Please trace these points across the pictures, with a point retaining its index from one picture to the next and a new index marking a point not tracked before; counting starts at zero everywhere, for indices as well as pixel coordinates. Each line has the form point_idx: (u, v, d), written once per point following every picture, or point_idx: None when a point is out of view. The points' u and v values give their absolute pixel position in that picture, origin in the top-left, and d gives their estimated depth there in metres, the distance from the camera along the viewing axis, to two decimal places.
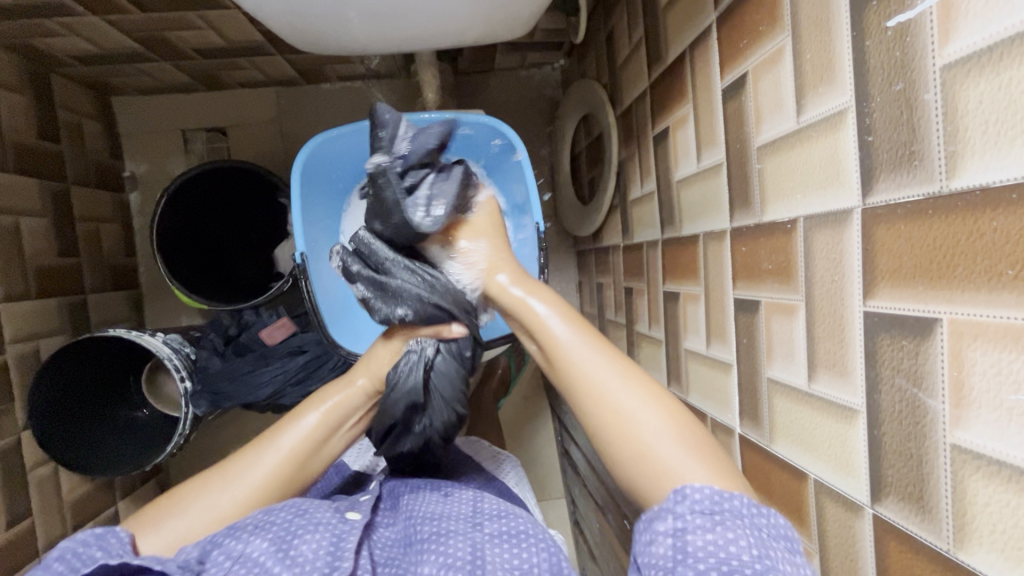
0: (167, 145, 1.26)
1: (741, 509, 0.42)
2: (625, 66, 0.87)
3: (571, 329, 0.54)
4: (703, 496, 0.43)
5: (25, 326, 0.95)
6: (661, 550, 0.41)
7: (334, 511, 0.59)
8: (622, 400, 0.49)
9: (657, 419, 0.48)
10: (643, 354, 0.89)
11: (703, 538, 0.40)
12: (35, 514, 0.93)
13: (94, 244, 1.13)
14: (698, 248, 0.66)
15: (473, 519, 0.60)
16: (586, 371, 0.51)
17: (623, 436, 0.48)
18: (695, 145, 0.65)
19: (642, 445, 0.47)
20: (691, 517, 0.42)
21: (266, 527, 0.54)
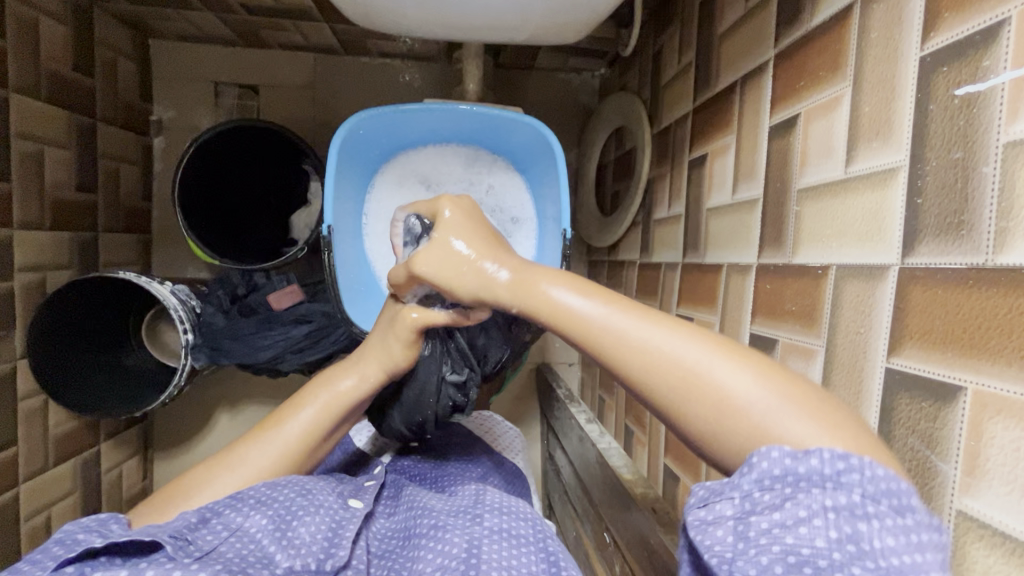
0: (198, 95, 1.25)
1: (822, 471, 0.33)
2: (670, 86, 0.87)
3: (584, 296, 0.47)
4: (774, 462, 0.34)
5: (37, 256, 0.94)
6: (721, 535, 0.34)
7: (336, 497, 0.63)
8: (686, 356, 0.40)
9: (725, 365, 0.39)
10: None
11: (769, 519, 0.33)
12: (20, 443, 0.93)
13: (113, 183, 1.13)
14: (720, 278, 0.67)
15: (473, 512, 0.62)
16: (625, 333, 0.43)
17: (679, 382, 0.40)
18: (733, 177, 0.65)
19: (719, 400, 0.38)
20: (759, 493, 0.34)
21: (268, 502, 0.57)
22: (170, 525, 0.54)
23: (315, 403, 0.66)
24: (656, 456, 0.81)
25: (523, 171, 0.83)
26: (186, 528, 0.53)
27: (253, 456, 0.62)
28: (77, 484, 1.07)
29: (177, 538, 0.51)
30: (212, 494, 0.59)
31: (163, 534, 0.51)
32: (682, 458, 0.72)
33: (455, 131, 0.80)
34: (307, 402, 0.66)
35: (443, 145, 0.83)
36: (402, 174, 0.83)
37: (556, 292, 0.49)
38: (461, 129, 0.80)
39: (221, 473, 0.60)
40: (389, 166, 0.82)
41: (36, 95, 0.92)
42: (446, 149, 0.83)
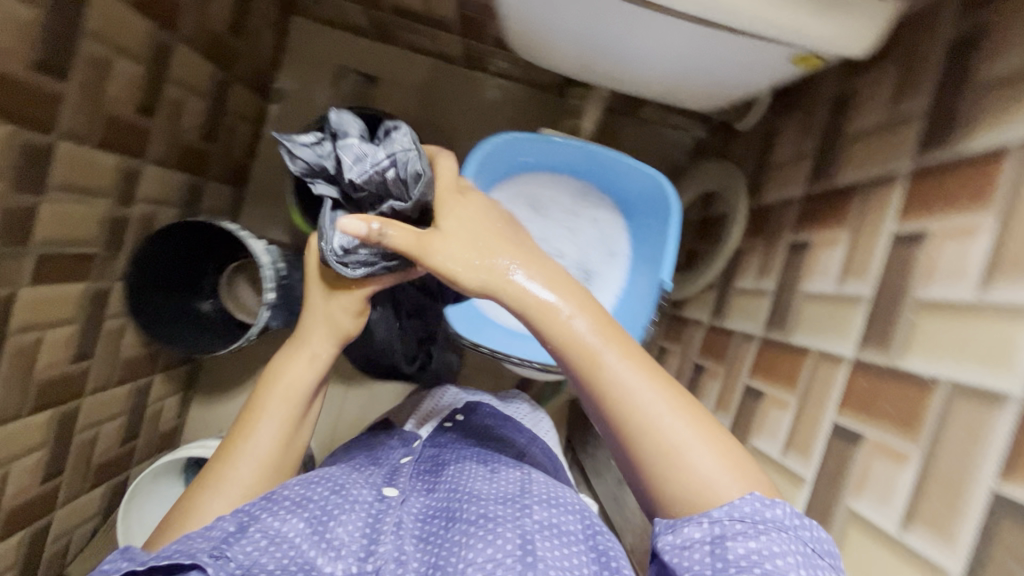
0: (321, 74, 1.33)
1: (777, 517, 0.48)
2: (779, 168, 0.91)
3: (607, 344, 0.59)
4: (748, 508, 0.49)
5: (155, 190, 1.01)
6: (698, 557, 0.48)
7: (370, 490, 0.67)
8: (674, 429, 0.54)
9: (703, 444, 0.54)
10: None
11: (746, 548, 0.46)
12: (95, 357, 0.98)
13: (230, 138, 1.20)
14: (806, 361, 0.69)
15: (517, 502, 0.65)
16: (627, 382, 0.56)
17: (646, 429, 0.55)
18: (840, 270, 0.68)
19: (668, 444, 0.54)
20: (731, 524, 0.48)
21: (303, 507, 0.60)
22: (203, 545, 0.54)
23: (269, 393, 0.71)
24: None
25: (626, 215, 0.86)
26: (222, 547, 0.53)
27: (259, 435, 0.68)
28: (127, 407, 1.11)
29: (217, 557, 0.52)
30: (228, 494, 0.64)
31: (203, 556, 0.51)
32: None
33: (572, 164, 0.83)
34: (270, 395, 0.71)
35: (555, 175, 0.85)
36: (511, 193, 0.85)
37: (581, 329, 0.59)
38: (579, 165, 0.83)
39: (236, 464, 0.66)
40: (502, 183, 0.84)
41: (194, 47, 1.00)
42: (556, 179, 0.85)
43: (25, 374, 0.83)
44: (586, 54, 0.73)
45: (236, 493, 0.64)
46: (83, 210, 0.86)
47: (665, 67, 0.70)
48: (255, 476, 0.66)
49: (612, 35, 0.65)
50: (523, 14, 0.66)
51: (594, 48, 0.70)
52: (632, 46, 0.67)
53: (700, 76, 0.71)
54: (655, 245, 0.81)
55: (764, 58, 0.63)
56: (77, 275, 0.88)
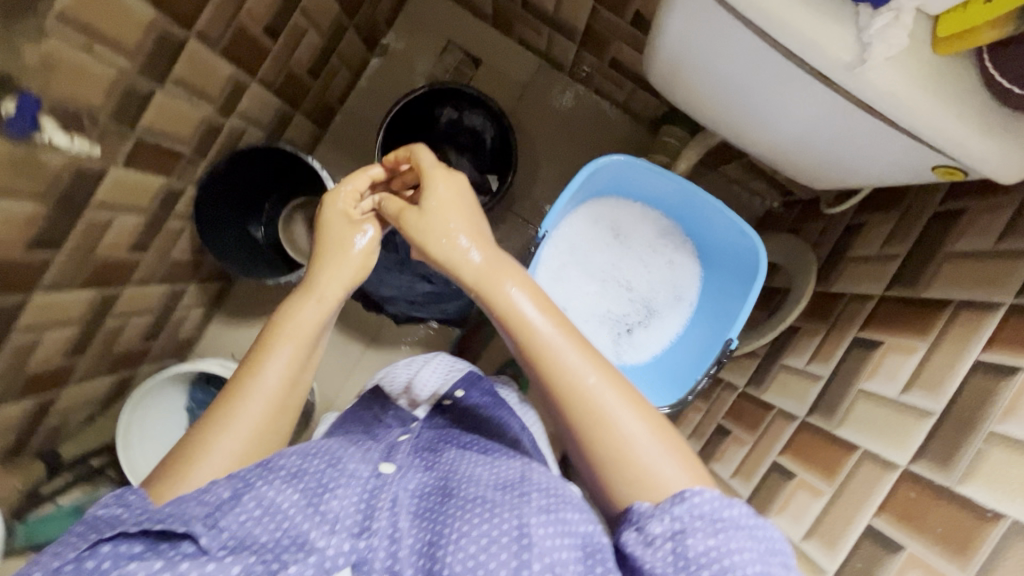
0: (429, 43, 1.34)
1: (739, 518, 0.47)
2: (859, 262, 0.92)
3: (544, 320, 0.58)
4: (704, 502, 0.48)
5: (252, 109, 1.02)
6: (659, 553, 0.47)
7: (366, 466, 0.60)
8: (622, 419, 0.54)
9: (652, 436, 0.54)
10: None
11: (704, 544, 0.46)
12: (149, 252, 0.98)
13: (329, 79, 1.21)
14: (852, 456, 0.69)
15: (517, 486, 0.58)
16: (563, 362, 0.55)
17: (606, 434, 0.54)
18: (908, 378, 0.69)
19: (638, 456, 0.53)
20: (690, 520, 0.47)
21: (299, 477, 0.55)
22: (193, 505, 0.50)
23: (283, 339, 0.62)
24: None
25: (705, 265, 0.86)
26: (216, 511, 0.49)
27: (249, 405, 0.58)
28: (158, 307, 1.11)
29: (208, 525, 0.48)
30: (220, 448, 0.56)
31: (194, 524, 0.48)
32: None
33: (668, 201, 0.83)
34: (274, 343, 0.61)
35: (649, 208, 0.85)
36: (602, 211, 0.85)
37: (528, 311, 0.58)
38: (676, 204, 0.82)
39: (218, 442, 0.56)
40: (598, 200, 0.84)
41: None
42: (649, 211, 0.86)
43: (88, 250, 0.84)
44: (725, 94, 0.70)
45: (230, 442, 0.56)
46: (189, 109, 0.86)
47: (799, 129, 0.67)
48: (237, 459, 0.56)
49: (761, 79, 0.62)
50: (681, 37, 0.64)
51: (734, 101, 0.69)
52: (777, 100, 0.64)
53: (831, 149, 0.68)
54: (728, 303, 0.81)
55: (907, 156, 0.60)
56: (161, 169, 0.89)
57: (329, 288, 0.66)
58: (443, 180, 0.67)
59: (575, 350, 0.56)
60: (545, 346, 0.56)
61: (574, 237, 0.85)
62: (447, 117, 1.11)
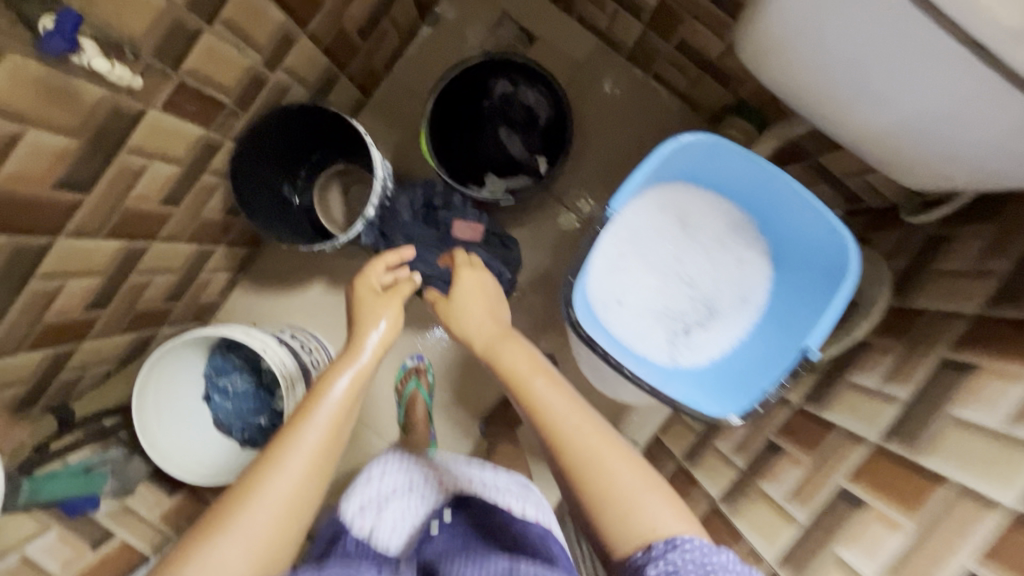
0: (483, 14, 1.27)
1: (727, 563, 0.53)
2: (944, 276, 0.83)
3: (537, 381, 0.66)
4: (692, 549, 0.54)
5: (298, 65, 0.96)
6: None
7: None
8: (611, 457, 0.60)
9: (637, 477, 0.60)
10: (747, 508, 0.87)
11: None
12: (180, 207, 0.93)
13: (377, 43, 1.15)
14: (943, 491, 0.62)
15: None
16: (553, 413, 0.64)
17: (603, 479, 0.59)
18: (1015, 409, 0.61)
19: (626, 500, 0.58)
20: (683, 565, 0.53)
21: None
22: None
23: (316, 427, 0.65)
24: None
25: (778, 266, 0.78)
26: None
27: (287, 471, 0.61)
28: (183, 268, 1.06)
29: None
30: (236, 532, 0.58)
31: None
32: None
33: (745, 191, 0.75)
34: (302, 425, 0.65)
35: (722, 198, 0.78)
36: (670, 198, 0.78)
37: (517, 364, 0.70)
38: (756, 195, 0.75)
39: (255, 505, 0.59)
40: (668, 184, 0.77)
41: None
42: (722, 202, 0.78)
43: (119, 197, 0.79)
44: (830, 71, 0.67)
45: (241, 534, 0.57)
46: (235, 55, 0.81)
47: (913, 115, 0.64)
48: (256, 539, 0.58)
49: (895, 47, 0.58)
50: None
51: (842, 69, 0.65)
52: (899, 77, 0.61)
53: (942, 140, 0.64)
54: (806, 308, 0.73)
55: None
56: (201, 117, 0.83)
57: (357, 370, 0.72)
58: (470, 273, 0.86)
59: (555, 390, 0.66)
60: (538, 402, 0.65)
61: (636, 224, 0.78)
62: (501, 89, 1.05)
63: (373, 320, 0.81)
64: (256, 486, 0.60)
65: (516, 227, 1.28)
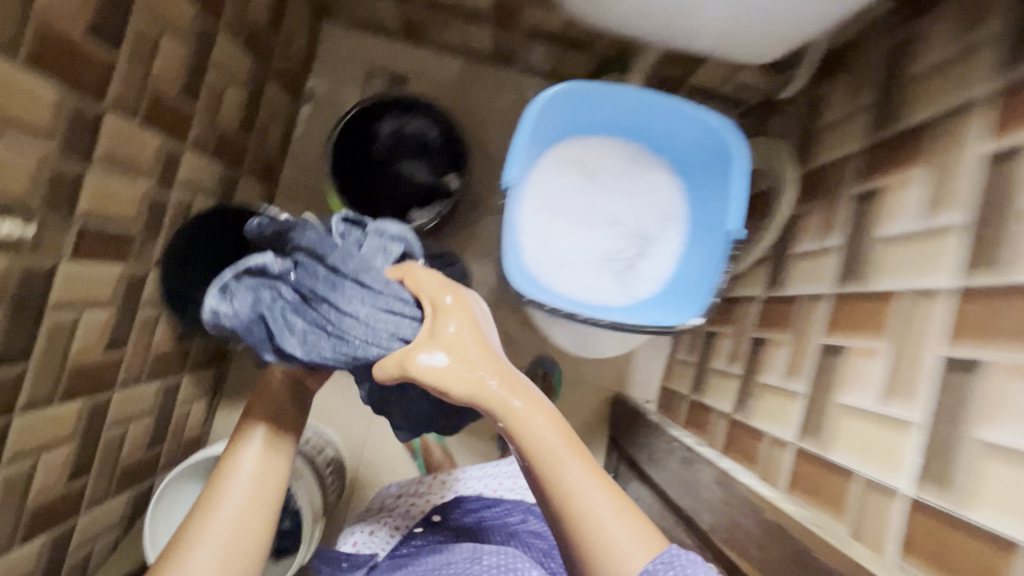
0: (351, 76, 1.35)
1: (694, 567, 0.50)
2: (829, 130, 0.90)
3: (557, 437, 0.53)
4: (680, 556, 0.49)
5: (192, 178, 0.99)
6: None
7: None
8: (586, 495, 0.51)
9: (601, 492, 0.52)
10: (989, 482, 0.49)
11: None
12: (127, 347, 0.94)
13: (263, 134, 1.20)
14: (894, 304, 0.65)
15: (474, 553, 0.72)
16: (565, 467, 0.52)
17: (602, 559, 0.50)
18: (922, 205, 0.66)
19: (589, 515, 0.51)
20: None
21: None
22: None
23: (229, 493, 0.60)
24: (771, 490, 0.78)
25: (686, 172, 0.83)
26: None
27: (217, 520, 0.59)
28: (155, 407, 1.06)
29: None
30: None
31: None
32: (817, 493, 0.69)
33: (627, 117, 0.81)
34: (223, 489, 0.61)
35: (612, 136, 0.84)
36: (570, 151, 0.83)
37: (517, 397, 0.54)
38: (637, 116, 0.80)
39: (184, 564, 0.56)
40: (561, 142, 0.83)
41: (235, 37, 1.01)
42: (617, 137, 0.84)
43: (61, 356, 0.79)
44: None
45: None
46: (125, 186, 0.84)
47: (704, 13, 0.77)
48: None
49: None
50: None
51: None
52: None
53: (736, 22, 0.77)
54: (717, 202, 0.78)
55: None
56: (115, 255, 0.85)
57: (263, 439, 0.64)
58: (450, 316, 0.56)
59: (525, 405, 0.53)
60: (531, 441, 0.53)
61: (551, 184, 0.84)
62: (388, 128, 1.09)
63: (248, 418, 0.66)
64: (179, 546, 0.58)
65: (457, 249, 1.32)
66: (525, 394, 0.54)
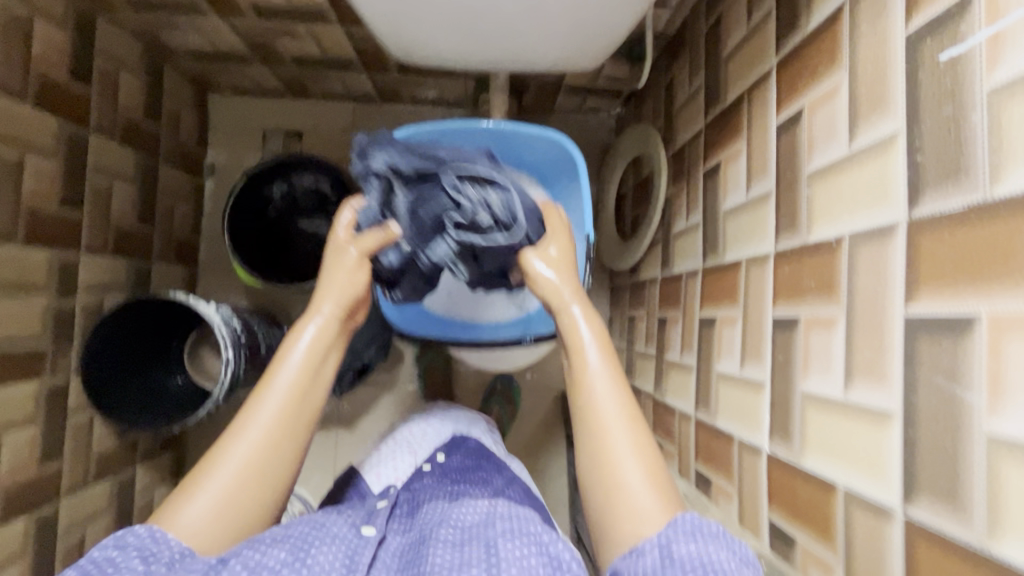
0: (248, 142, 1.38)
1: (719, 533, 0.48)
2: (682, 111, 0.94)
3: (603, 363, 0.61)
4: (687, 523, 0.50)
5: (96, 279, 1.02)
6: (684, 550, 0.47)
7: (349, 527, 0.61)
8: (614, 428, 0.58)
9: (634, 455, 0.56)
10: (812, 430, 0.52)
11: (687, 548, 0.47)
12: (64, 456, 0.96)
13: (168, 218, 1.23)
14: (740, 272, 0.69)
15: (488, 520, 0.62)
16: (596, 394, 0.60)
17: (620, 504, 0.54)
18: (746, 176, 0.70)
19: (614, 475, 0.56)
20: (680, 538, 0.48)
21: (285, 539, 0.55)
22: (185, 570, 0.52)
23: (286, 367, 0.64)
24: (686, 463, 0.82)
25: (548, 182, 0.89)
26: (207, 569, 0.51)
27: (249, 435, 0.60)
28: (112, 503, 1.08)
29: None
30: (208, 490, 0.58)
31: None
32: (713, 459, 0.73)
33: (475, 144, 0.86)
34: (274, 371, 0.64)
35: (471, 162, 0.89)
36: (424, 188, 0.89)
37: (585, 331, 0.64)
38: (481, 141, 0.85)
39: (209, 478, 0.58)
40: None
41: (109, 136, 1.04)
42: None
43: None
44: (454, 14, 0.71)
45: (223, 483, 0.58)
46: (20, 307, 0.86)
47: (513, 36, 0.76)
48: (224, 501, 0.58)
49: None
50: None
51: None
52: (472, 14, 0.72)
53: (547, 37, 0.76)
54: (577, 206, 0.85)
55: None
56: (27, 373, 0.88)
57: (314, 336, 0.65)
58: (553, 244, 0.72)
59: (599, 359, 0.62)
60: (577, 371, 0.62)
61: None
62: (279, 192, 1.11)
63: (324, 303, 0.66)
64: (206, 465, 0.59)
65: None
66: (601, 351, 0.63)
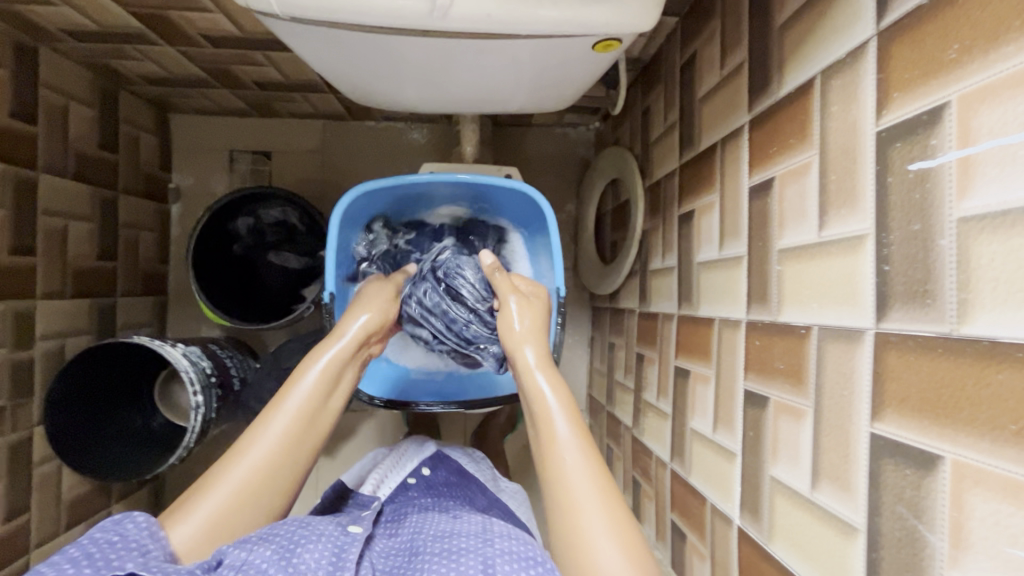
0: (213, 163, 1.33)
1: None
2: (657, 144, 0.91)
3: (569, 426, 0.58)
4: None
5: (57, 325, 0.99)
6: None
7: (336, 526, 0.58)
8: (579, 489, 0.53)
9: (604, 519, 0.51)
10: (779, 519, 0.51)
11: None
12: (32, 510, 0.92)
13: (131, 249, 1.19)
14: (713, 330, 0.67)
15: (484, 535, 0.58)
16: (563, 456, 0.56)
17: (574, 541, 0.51)
18: (719, 233, 0.67)
19: (581, 533, 0.51)
20: None
21: (271, 538, 0.51)
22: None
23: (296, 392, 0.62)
24: (663, 512, 0.82)
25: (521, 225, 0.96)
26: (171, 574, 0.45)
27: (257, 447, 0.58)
28: None
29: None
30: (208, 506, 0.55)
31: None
32: (689, 515, 0.72)
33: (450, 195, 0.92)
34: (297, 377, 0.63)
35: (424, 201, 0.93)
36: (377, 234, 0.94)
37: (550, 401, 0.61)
38: (435, 197, 0.92)
39: (180, 526, 0.54)
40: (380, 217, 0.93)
41: (60, 174, 0.99)
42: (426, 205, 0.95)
43: None
44: (412, 65, 0.72)
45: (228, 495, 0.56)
46: None
47: (470, 83, 0.78)
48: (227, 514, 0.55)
49: (394, 60, 0.71)
50: (328, 68, 0.74)
51: (416, 46, 0.67)
52: (424, 71, 0.74)
53: (509, 81, 0.77)
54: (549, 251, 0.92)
55: (571, 48, 0.67)
56: None
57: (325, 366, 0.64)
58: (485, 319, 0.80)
59: (569, 427, 0.58)
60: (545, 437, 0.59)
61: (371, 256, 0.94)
62: (245, 226, 1.08)
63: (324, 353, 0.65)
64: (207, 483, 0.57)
65: None
66: (568, 418, 0.59)
